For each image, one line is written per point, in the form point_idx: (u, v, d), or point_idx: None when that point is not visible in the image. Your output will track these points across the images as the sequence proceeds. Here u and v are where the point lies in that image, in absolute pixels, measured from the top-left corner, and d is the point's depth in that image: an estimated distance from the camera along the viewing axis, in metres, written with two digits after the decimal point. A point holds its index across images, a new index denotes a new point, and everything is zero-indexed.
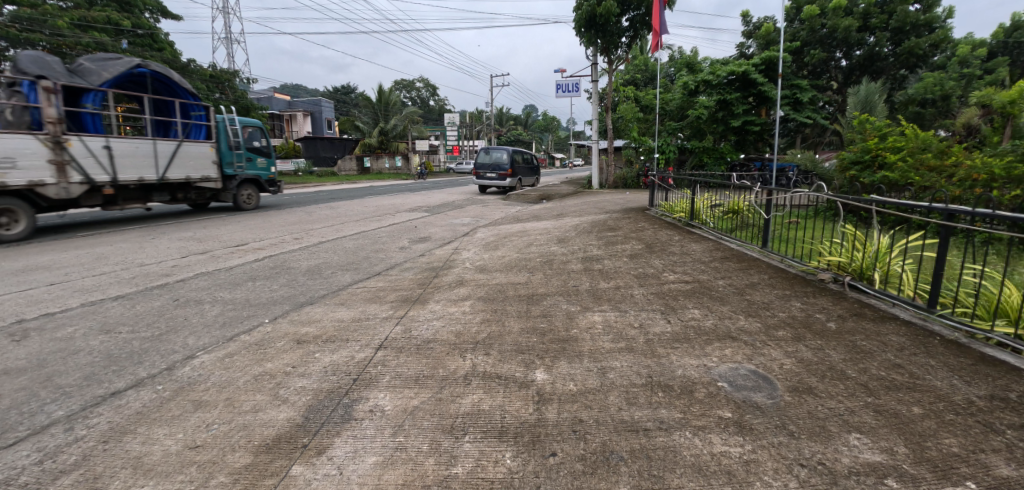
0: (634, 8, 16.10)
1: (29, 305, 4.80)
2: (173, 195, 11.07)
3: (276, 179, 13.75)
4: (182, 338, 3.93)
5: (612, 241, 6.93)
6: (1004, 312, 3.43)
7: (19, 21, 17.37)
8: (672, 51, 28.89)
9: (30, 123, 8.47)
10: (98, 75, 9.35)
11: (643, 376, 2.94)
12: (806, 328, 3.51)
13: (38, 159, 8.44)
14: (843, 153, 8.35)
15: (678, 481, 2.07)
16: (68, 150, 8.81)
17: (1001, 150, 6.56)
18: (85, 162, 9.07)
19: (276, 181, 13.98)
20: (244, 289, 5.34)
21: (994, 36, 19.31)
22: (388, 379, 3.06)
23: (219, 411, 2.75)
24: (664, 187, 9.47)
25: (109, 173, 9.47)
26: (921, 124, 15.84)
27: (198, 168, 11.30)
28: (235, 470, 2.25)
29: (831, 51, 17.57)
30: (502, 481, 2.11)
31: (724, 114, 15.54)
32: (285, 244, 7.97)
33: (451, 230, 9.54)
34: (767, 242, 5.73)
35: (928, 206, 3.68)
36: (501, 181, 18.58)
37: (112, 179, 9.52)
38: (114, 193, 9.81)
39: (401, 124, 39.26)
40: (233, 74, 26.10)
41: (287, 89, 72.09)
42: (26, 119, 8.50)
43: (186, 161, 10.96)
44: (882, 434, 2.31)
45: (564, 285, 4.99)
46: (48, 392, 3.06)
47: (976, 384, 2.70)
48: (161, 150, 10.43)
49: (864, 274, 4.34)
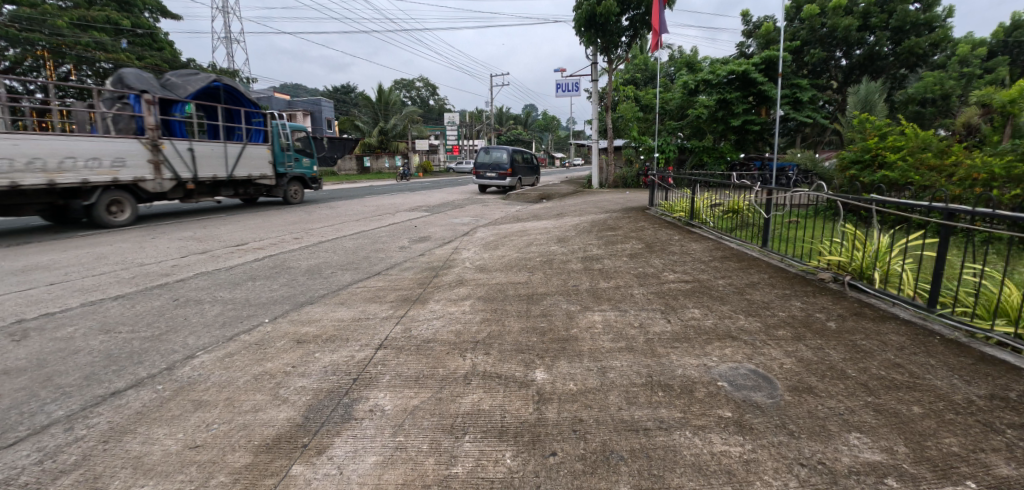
0: (634, 7, 16.08)
1: (29, 305, 4.80)
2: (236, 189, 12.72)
3: (317, 176, 15.47)
4: (182, 338, 3.93)
5: (612, 240, 6.93)
6: (1004, 312, 3.43)
7: (19, 21, 17.42)
8: (672, 50, 28.87)
9: (135, 129, 10.09)
10: (184, 88, 11.00)
11: (643, 375, 2.94)
12: (806, 328, 3.51)
13: (140, 160, 9.98)
14: (843, 153, 8.35)
15: (678, 480, 2.07)
16: (163, 152, 10.36)
17: (1001, 150, 6.56)
18: (175, 162, 10.64)
19: (317, 177, 15.77)
20: (244, 289, 5.33)
21: (994, 35, 19.30)
22: (388, 379, 3.06)
23: (219, 411, 2.75)
24: (664, 186, 9.46)
25: (192, 171, 11.08)
26: (921, 123, 15.84)
27: (257, 166, 12.98)
28: (235, 469, 2.25)
29: (831, 51, 17.57)
30: (502, 481, 2.11)
31: (724, 113, 15.52)
32: (284, 244, 7.95)
33: (451, 230, 9.54)
34: (767, 241, 5.73)
35: (928, 205, 3.68)
36: (501, 181, 18.59)
37: (195, 176, 11.12)
38: (195, 188, 11.43)
39: (401, 123, 39.23)
40: (232, 73, 26.08)
41: (287, 89, 72.15)
42: (131, 126, 10.10)
43: (249, 161, 12.62)
44: (882, 433, 2.31)
45: (565, 284, 4.98)
46: (48, 392, 3.06)
47: (976, 383, 2.70)
48: (230, 151, 12.07)
49: (864, 273, 4.34)
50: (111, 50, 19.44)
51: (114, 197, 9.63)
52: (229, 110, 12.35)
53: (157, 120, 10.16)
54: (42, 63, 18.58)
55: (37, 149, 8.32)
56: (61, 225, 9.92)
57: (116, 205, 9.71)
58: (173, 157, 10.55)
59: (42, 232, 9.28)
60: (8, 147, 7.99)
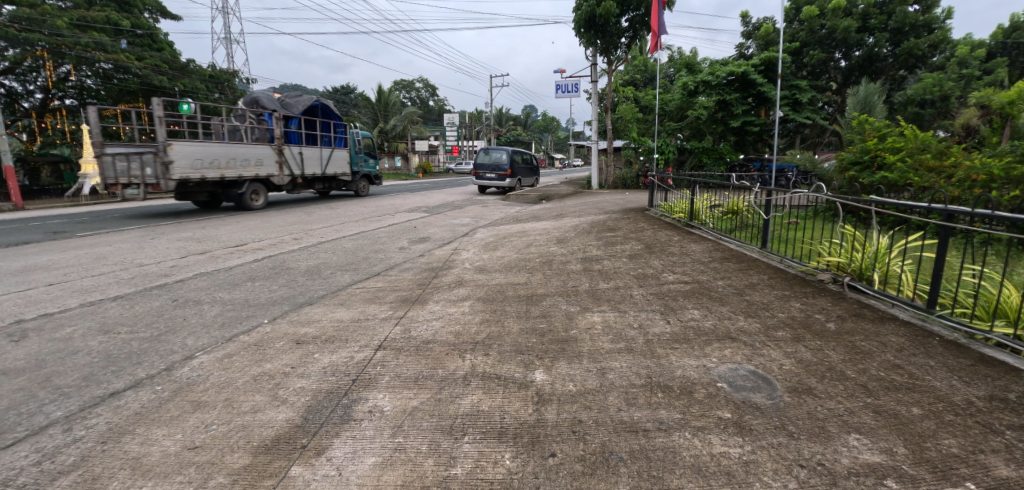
0: (633, 8, 16.13)
1: (28, 305, 4.79)
2: (324, 184, 16.18)
3: (378, 174, 19.08)
4: (181, 339, 3.92)
5: (611, 241, 6.93)
6: (1003, 313, 3.43)
7: (19, 21, 17.26)
8: (671, 51, 28.87)
9: (267, 138, 13.40)
10: (297, 106, 14.06)
11: (642, 377, 2.94)
12: (806, 329, 3.51)
13: (271, 160, 13.35)
14: (842, 154, 8.35)
15: (678, 482, 2.07)
16: (283, 155, 13.67)
17: (999, 151, 6.57)
18: (292, 162, 14.01)
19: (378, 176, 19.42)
20: (244, 289, 5.33)
21: (993, 37, 19.33)
22: (387, 380, 3.06)
23: (218, 412, 2.75)
24: (664, 187, 9.47)
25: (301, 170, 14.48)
26: (920, 125, 15.86)
27: (339, 166, 16.43)
28: (234, 470, 2.25)
29: (830, 52, 17.60)
30: (501, 482, 2.11)
31: (723, 114, 15.54)
32: (284, 245, 7.95)
33: (450, 231, 9.55)
34: (766, 243, 5.73)
35: (927, 206, 3.68)
36: (501, 182, 18.61)
37: (303, 173, 14.53)
38: (301, 182, 14.85)
39: (401, 124, 39.26)
40: (232, 74, 26.06)
41: (287, 89, 72.43)
42: (264, 135, 13.40)
43: (336, 162, 16.09)
44: (882, 434, 2.31)
45: (564, 285, 4.99)
46: (46, 393, 3.05)
47: (975, 385, 2.70)
48: (324, 155, 15.49)
49: (863, 274, 4.35)
50: (110, 51, 19.36)
51: (254, 188, 13.01)
52: (323, 122, 15.63)
53: (280, 132, 13.46)
54: (41, 63, 18.65)
55: (216, 153, 11.74)
56: (209, 208, 13.23)
57: (255, 194, 13.08)
58: (290, 161, 13.92)
59: (43, 234, 9.27)
60: (200, 151, 11.38)
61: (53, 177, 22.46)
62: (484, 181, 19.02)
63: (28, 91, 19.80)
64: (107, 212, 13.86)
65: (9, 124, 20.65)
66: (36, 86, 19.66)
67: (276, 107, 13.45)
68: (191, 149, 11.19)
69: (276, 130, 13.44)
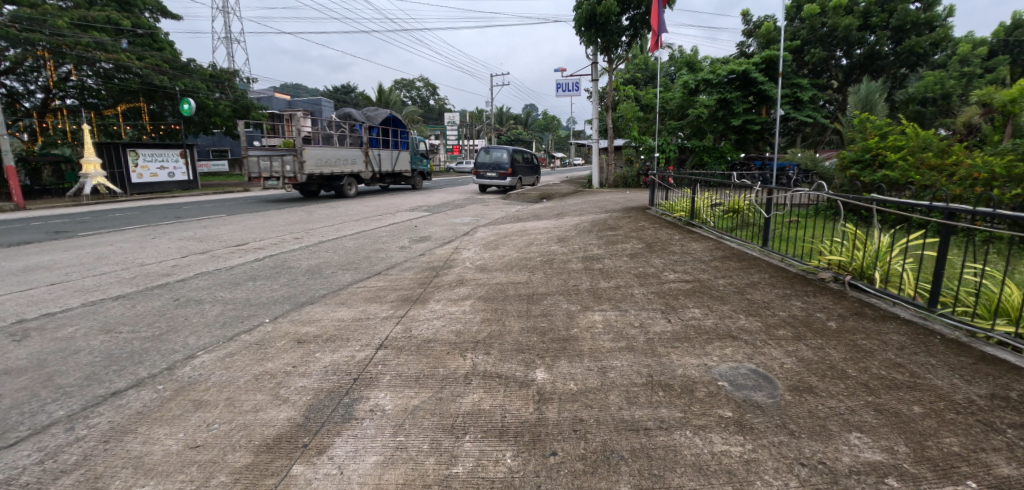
0: (635, 7, 16.09)
1: (29, 305, 4.80)
2: (392, 179, 20.22)
3: (428, 172, 23.29)
4: (183, 338, 3.93)
5: (612, 240, 6.94)
6: (1005, 311, 3.42)
7: (19, 21, 17.03)
8: (673, 49, 28.75)
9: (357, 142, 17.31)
10: (376, 119, 18.06)
11: (643, 375, 2.94)
12: (807, 327, 3.52)
13: (359, 160, 17.27)
14: (844, 152, 8.34)
15: (679, 480, 2.07)
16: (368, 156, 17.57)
17: (1002, 149, 6.55)
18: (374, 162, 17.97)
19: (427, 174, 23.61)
20: (245, 289, 5.33)
21: (995, 34, 19.25)
22: (389, 378, 3.06)
23: (220, 410, 2.76)
24: (664, 186, 9.46)
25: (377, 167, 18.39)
26: (922, 123, 15.84)
27: (402, 164, 20.46)
28: (236, 469, 2.25)
29: (832, 50, 17.56)
30: (502, 481, 2.11)
31: (724, 113, 15.50)
32: (285, 244, 7.95)
33: (451, 230, 9.58)
34: (767, 241, 5.73)
35: (928, 205, 3.67)
36: (501, 181, 18.60)
37: (379, 170, 18.48)
38: (377, 177, 18.85)
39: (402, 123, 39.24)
40: (233, 73, 26.07)
41: (286, 89, 72.57)
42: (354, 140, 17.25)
43: (400, 161, 20.00)
44: (883, 432, 2.31)
45: (565, 284, 4.98)
46: (49, 392, 3.06)
47: (976, 383, 2.70)
48: (393, 156, 19.53)
49: (865, 273, 4.35)
50: (110, 50, 19.38)
51: (349, 180, 16.96)
52: (392, 130, 19.66)
53: (367, 138, 17.34)
54: (41, 63, 18.60)
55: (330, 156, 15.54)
56: (312, 196, 17.16)
57: (349, 185, 17.05)
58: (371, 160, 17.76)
59: (45, 234, 9.30)
60: (321, 154, 15.20)
61: (56, 176, 21.16)
62: (484, 180, 18.98)
63: (29, 91, 19.86)
64: (108, 211, 13.92)
65: (9, 124, 20.67)
66: (37, 85, 19.71)
67: (363, 120, 17.25)
68: (316, 153, 14.99)
69: (362, 136, 17.27)
